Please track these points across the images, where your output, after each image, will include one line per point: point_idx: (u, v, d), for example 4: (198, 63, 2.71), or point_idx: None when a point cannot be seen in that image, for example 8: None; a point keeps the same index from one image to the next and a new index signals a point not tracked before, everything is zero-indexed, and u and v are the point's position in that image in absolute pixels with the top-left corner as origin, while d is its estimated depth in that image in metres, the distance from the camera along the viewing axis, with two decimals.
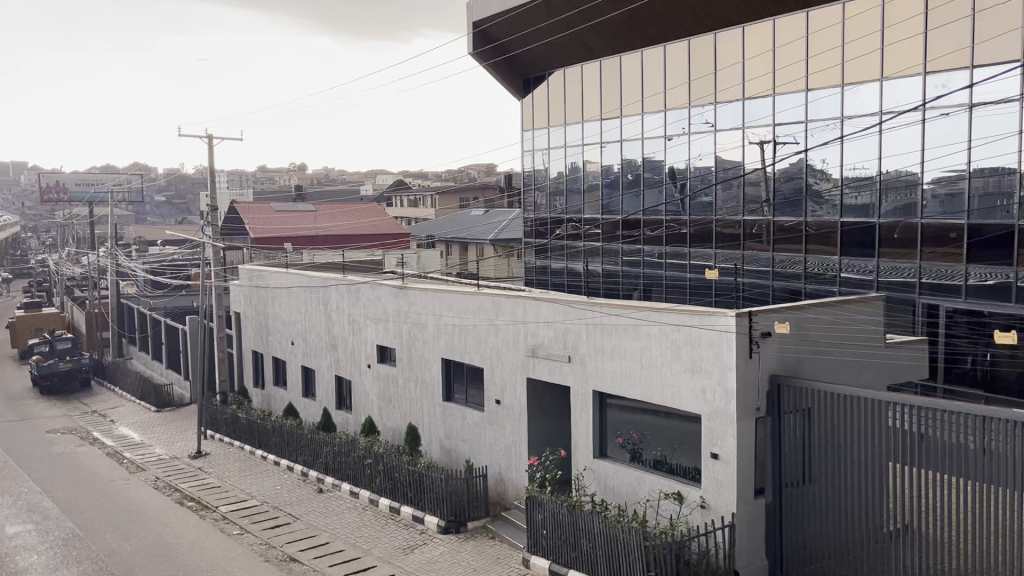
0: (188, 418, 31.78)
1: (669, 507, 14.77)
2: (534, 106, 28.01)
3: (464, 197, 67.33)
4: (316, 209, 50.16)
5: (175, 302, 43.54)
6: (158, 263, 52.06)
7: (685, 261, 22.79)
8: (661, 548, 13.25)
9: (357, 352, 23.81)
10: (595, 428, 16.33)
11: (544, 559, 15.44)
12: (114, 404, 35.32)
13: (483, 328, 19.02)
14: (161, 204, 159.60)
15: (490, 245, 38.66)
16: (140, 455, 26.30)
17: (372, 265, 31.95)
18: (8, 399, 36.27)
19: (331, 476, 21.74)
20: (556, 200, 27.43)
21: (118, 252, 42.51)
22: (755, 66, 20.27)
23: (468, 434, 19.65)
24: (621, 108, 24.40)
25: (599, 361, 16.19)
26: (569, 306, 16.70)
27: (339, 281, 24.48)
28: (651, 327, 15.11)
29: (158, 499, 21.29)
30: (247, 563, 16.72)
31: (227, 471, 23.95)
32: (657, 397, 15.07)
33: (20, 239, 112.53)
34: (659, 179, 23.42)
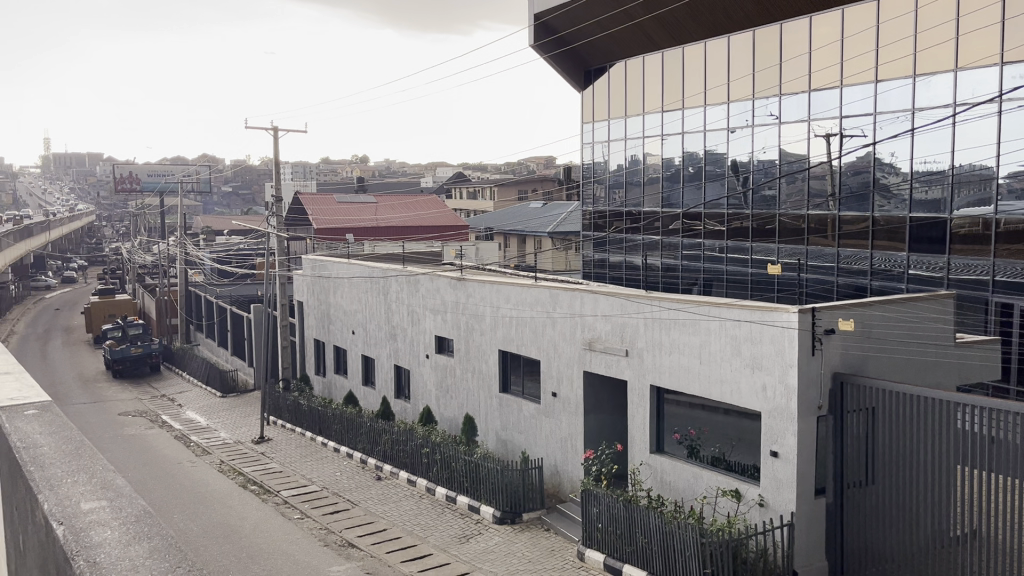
0: (251, 403, 32.59)
1: (727, 504, 14.60)
2: (595, 98, 27.84)
3: (522, 189, 67.57)
4: (377, 200, 50.76)
5: (241, 290, 44.68)
6: (224, 252, 53.43)
7: (747, 255, 22.42)
8: (718, 546, 13.11)
9: (415, 342, 24.09)
10: (651, 422, 16.22)
11: (599, 553, 15.43)
12: (181, 389, 36.42)
13: (540, 321, 19.04)
14: (228, 195, 163.84)
15: (548, 237, 38.68)
16: (206, 438, 27.08)
17: (432, 256, 32.26)
18: (83, 382, 37.72)
19: (389, 464, 22.09)
20: (616, 193, 27.25)
21: (187, 242, 43.78)
22: (822, 57, 19.80)
23: (525, 426, 19.72)
24: (683, 100, 24.10)
25: (657, 356, 16.07)
26: (627, 300, 16.62)
27: (399, 272, 24.77)
28: (710, 322, 14.95)
29: (223, 482, 21.91)
30: (307, 547, 17.09)
31: (289, 456, 24.50)
32: (715, 393, 14.91)
33: (95, 228, 117.11)
34: (721, 172, 23.10)
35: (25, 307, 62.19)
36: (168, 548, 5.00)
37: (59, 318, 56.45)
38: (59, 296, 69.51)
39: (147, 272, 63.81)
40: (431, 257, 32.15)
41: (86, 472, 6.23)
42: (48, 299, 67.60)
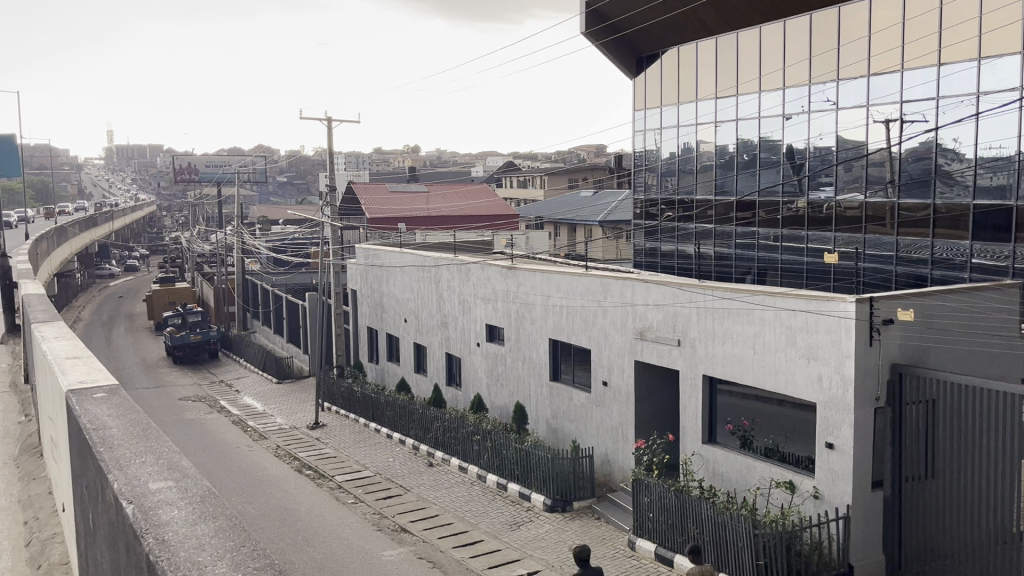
0: (306, 390, 33.17)
1: (780, 496, 14.44)
2: (646, 85, 27.58)
3: (573, 178, 67.21)
4: (429, 190, 51.06)
5: (296, 279, 45.47)
6: (280, 241, 54.39)
7: (803, 244, 22.01)
8: (771, 538, 12.95)
9: (466, 331, 24.26)
10: (703, 412, 16.09)
11: (650, 542, 15.41)
12: (239, 375, 37.22)
13: (591, 310, 19.01)
14: (283, 185, 166.47)
15: (599, 226, 38.45)
16: (263, 423, 27.68)
17: (483, 245, 32.40)
18: (145, 367, 38.86)
19: (441, 451, 22.33)
20: (668, 180, 26.86)
21: (243, 232, 44.63)
22: (881, 40, 19.32)
23: (575, 415, 19.73)
24: (737, 86, 23.75)
25: (709, 345, 15.93)
26: (679, 289, 16.49)
27: (450, 261, 24.93)
28: (765, 312, 14.76)
29: (280, 466, 22.40)
30: (361, 531, 17.38)
31: (343, 442, 24.91)
32: (770, 383, 14.74)
33: (156, 218, 120.19)
34: (775, 160, 22.65)
35: (90, 295, 64.20)
36: (232, 527, 5.13)
37: (123, 306, 58.11)
38: (123, 284, 71.67)
39: (206, 260, 65.30)
40: (483, 246, 32.27)
41: (153, 454, 6.43)
42: (111, 287, 69.66)
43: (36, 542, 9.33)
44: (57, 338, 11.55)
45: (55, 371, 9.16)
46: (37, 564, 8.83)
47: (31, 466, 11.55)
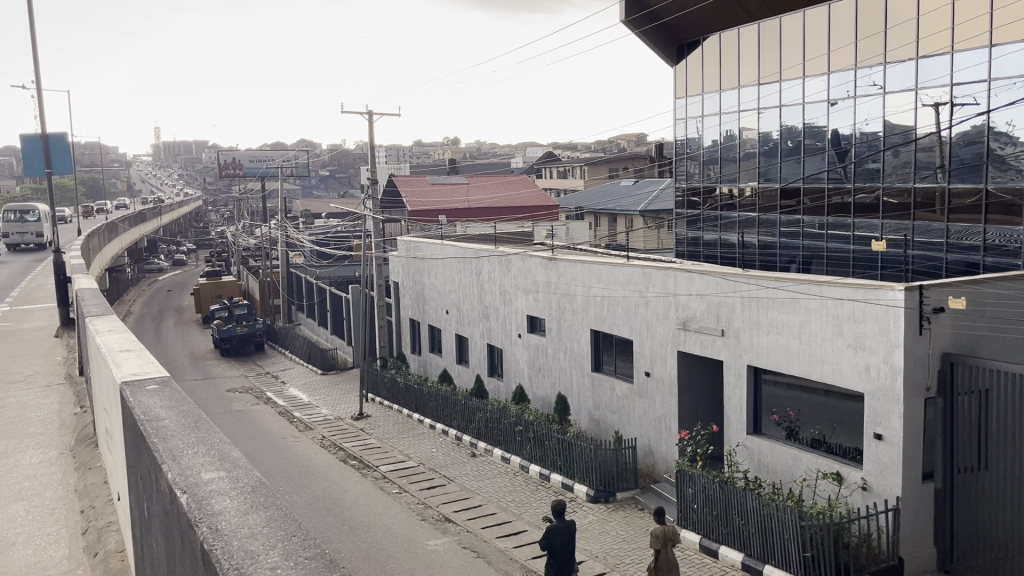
0: (350, 381, 33.55)
1: (828, 487, 14.24)
2: (688, 72, 27.27)
3: (613, 167, 66.80)
4: (469, 181, 51.19)
5: (340, 272, 45.94)
6: (323, 234, 54.98)
7: (849, 232, 21.60)
8: (818, 530, 12.74)
9: (508, 322, 24.30)
10: (749, 403, 15.92)
11: (694, 534, 15.35)
12: (285, 367, 37.77)
13: (633, 300, 18.91)
14: (325, 179, 168.36)
15: (640, 216, 38.18)
16: (308, 414, 28.08)
17: (523, 237, 32.40)
18: (194, 360, 39.63)
19: (484, 441, 22.45)
20: (710, 169, 26.47)
21: (287, 225, 45.18)
22: (930, 22, 18.84)
23: (618, 406, 19.66)
24: (780, 72, 23.36)
25: (754, 335, 15.75)
26: (722, 278, 16.31)
27: (491, 252, 24.96)
28: (811, 301, 14.54)
29: (325, 457, 22.70)
30: (406, 521, 17.55)
31: (387, 433, 25.15)
32: (816, 373, 14.54)
33: (203, 213, 122.38)
34: (821, 146, 22.23)
35: (140, 289, 65.65)
36: (283, 517, 5.20)
37: (172, 299, 59.32)
38: (171, 278, 73.17)
39: (251, 254, 66.30)
40: (523, 237, 32.27)
41: (205, 445, 6.54)
42: (160, 281, 71.16)
43: (92, 531, 9.56)
44: (111, 331, 11.82)
45: (110, 364, 9.40)
46: (93, 551, 9.06)
47: (87, 456, 11.86)
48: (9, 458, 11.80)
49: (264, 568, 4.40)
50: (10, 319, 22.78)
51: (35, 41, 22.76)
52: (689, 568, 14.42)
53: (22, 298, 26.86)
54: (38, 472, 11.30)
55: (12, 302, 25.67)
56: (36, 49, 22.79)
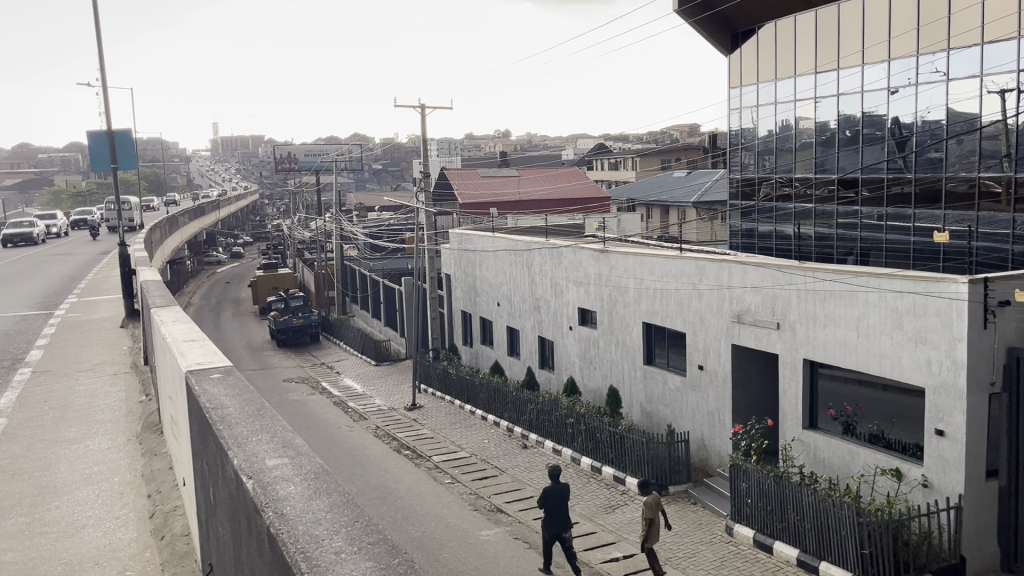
0: (403, 372, 33.95)
1: (886, 484, 13.99)
2: (742, 61, 26.87)
3: (665, 158, 66.32)
4: (520, 174, 51.38)
5: (393, 264, 46.49)
6: (377, 227, 55.66)
7: (909, 224, 21.09)
8: (876, 526, 12.48)
9: (559, 315, 24.34)
10: (804, 397, 15.69)
11: (748, 529, 15.23)
12: (339, 358, 38.37)
13: (686, 293, 18.77)
14: (377, 172, 170.21)
15: (693, 207, 37.82)
16: (363, 404, 28.51)
17: (575, 229, 32.38)
18: (252, 351, 40.51)
19: (535, 433, 22.53)
20: (765, 159, 26.02)
21: (342, 218, 45.81)
22: (996, 7, 18.26)
23: (670, 399, 19.56)
24: (839, 60, 22.83)
25: (811, 329, 15.49)
26: (778, 270, 16.08)
27: (543, 245, 24.95)
28: (870, 294, 14.26)
29: (379, 446, 23.04)
30: (458, 510, 17.72)
31: (440, 423, 25.40)
32: (874, 368, 14.27)
33: (261, 206, 124.97)
34: (880, 135, 21.70)
35: (201, 281, 67.28)
36: (346, 503, 5.32)
37: (231, 291, 60.65)
38: (230, 270, 74.97)
39: (307, 247, 67.41)
40: (575, 229, 32.28)
41: (269, 433, 6.71)
42: (219, 274, 72.84)
43: (159, 515, 9.86)
44: (176, 322, 12.15)
45: (174, 353, 9.69)
46: (161, 534, 9.37)
47: (153, 442, 12.23)
48: (80, 444, 12.25)
49: (329, 552, 4.53)
50: (79, 310, 23.61)
51: (100, 40, 23.41)
52: (742, 563, 14.32)
53: (89, 290, 27.75)
54: (106, 458, 11.71)
55: (80, 294, 26.55)
56: (101, 48, 23.44)
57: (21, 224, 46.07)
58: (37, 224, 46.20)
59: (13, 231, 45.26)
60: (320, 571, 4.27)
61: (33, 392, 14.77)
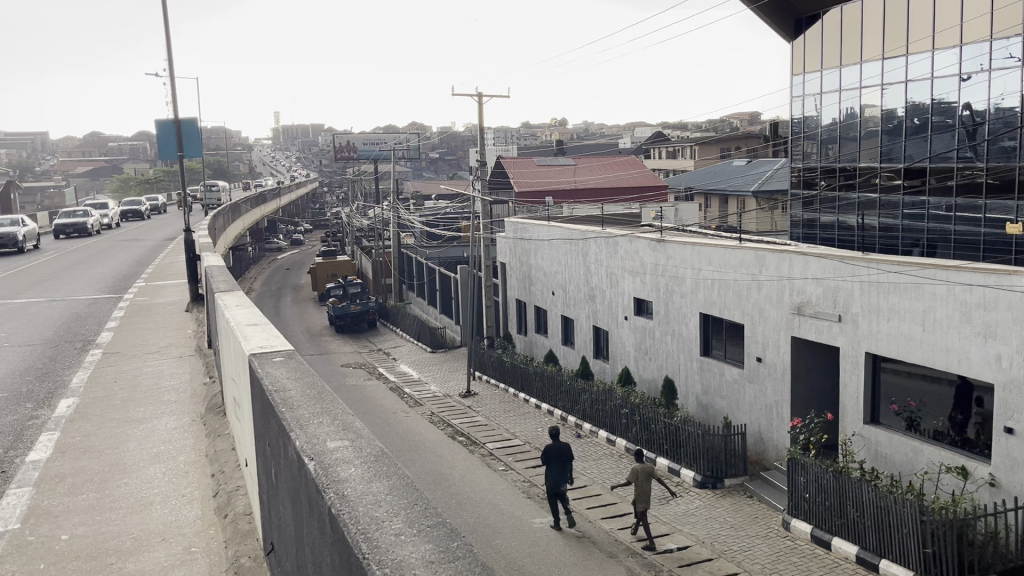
0: (458, 360, 34.20)
1: (951, 482, 13.64)
2: (805, 48, 26.29)
3: (725, 147, 65.36)
4: (576, 162, 51.25)
5: (449, 252, 46.78)
6: (434, 215, 56.09)
7: (981, 214, 20.40)
8: (939, 525, 12.16)
9: (614, 304, 24.20)
10: (866, 391, 15.35)
11: (806, 524, 15.00)
12: (396, 344, 38.83)
13: (745, 284, 18.48)
14: (434, 161, 171.21)
15: (752, 196, 37.23)
16: (418, 390, 28.86)
17: (632, 218, 32.17)
18: (310, 336, 41.27)
19: (589, 423, 22.51)
20: (828, 148, 25.43)
21: (399, 206, 46.22)
22: None
23: (727, 391, 19.32)
24: (907, 45, 22.15)
25: (873, 322, 15.12)
26: (841, 262, 15.72)
27: (598, 234, 24.82)
28: (937, 288, 13.87)
29: (434, 432, 23.30)
30: (511, 497, 17.84)
31: (494, 411, 25.53)
32: (940, 363, 13.89)
33: (320, 194, 126.85)
34: (950, 123, 20.99)
35: (261, 268, 68.68)
36: (406, 486, 5.39)
37: (291, 278, 61.76)
38: (290, 258, 76.35)
39: (365, 235, 68.23)
40: (631, 219, 32.07)
41: (330, 415, 6.84)
42: (279, 261, 74.21)
43: (223, 493, 10.08)
44: (239, 306, 12.43)
45: (238, 336, 9.91)
46: (224, 513, 9.58)
47: (217, 423, 12.54)
48: (147, 424, 12.63)
49: (390, 533, 4.60)
50: (148, 294, 24.26)
51: (168, 31, 23.97)
52: (801, 559, 14.11)
53: (156, 275, 28.53)
54: (172, 437, 12.06)
55: (148, 279, 27.28)
56: (169, 38, 24.00)
57: (76, 213, 45.62)
58: (90, 214, 45.64)
59: (67, 220, 44.78)
60: (381, 551, 4.35)
61: (104, 373, 15.29)
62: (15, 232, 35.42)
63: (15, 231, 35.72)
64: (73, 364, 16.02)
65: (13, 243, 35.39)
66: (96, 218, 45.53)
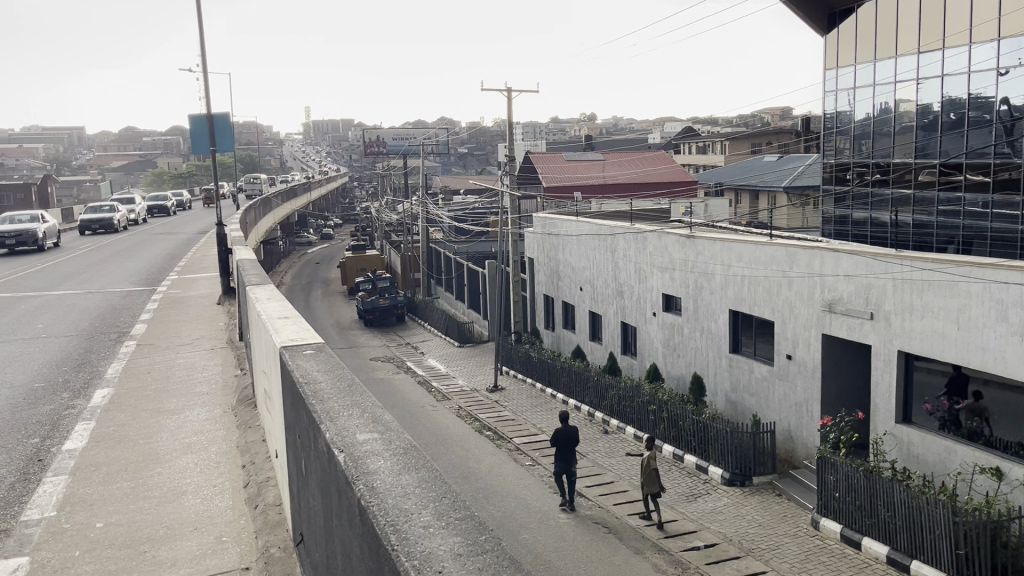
0: (486, 354, 34.28)
1: (985, 483, 13.44)
2: (839, 41, 25.99)
3: (756, 142, 64.69)
4: (605, 157, 51.13)
5: (478, 247, 46.84)
6: (463, 210, 56.21)
7: (1018, 211, 19.81)
8: (972, 526, 11.98)
9: (642, 301, 24.11)
10: (898, 390, 15.15)
11: (836, 524, 14.85)
12: (424, 338, 39.00)
13: (775, 280, 18.31)
14: (463, 157, 171.34)
15: (783, 192, 36.88)
16: (446, 385, 28.99)
17: (661, 214, 32.00)
18: (340, 330, 41.58)
19: (616, 419, 22.46)
20: (862, 143, 25.13)
21: (428, 201, 46.38)
22: None
23: (756, 389, 19.18)
24: (943, 39, 21.79)
25: (906, 320, 14.91)
26: (874, 259, 15.51)
27: (627, 229, 24.71)
28: (972, 286, 13.64)
29: (461, 426, 23.40)
30: (538, 492, 17.88)
31: (521, 406, 25.56)
32: (975, 363, 13.68)
33: (350, 189, 127.46)
34: (988, 119, 20.58)
35: (292, 262, 69.21)
36: (434, 480, 5.43)
37: (321, 272, 62.18)
38: (320, 252, 76.83)
39: (394, 230, 68.55)
40: (660, 214, 31.93)
41: (359, 408, 6.89)
42: (309, 255, 74.73)
43: (253, 484, 10.17)
44: (270, 299, 12.56)
45: (268, 330, 10.01)
46: (254, 503, 9.69)
47: (247, 414, 12.68)
48: (179, 415, 12.81)
49: (418, 526, 4.64)
50: (179, 287, 24.53)
51: (202, 27, 24.21)
52: (830, 558, 13.98)
53: (188, 268, 28.85)
54: (204, 428, 12.22)
55: (181, 273, 27.60)
56: (202, 35, 24.27)
57: (101, 208, 45.54)
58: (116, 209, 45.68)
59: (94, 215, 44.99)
60: (409, 544, 4.39)
61: (137, 365, 15.53)
62: (36, 230, 34.26)
63: (36, 229, 34.34)
64: (108, 355, 16.28)
65: (34, 242, 34.15)
66: (122, 214, 45.52)
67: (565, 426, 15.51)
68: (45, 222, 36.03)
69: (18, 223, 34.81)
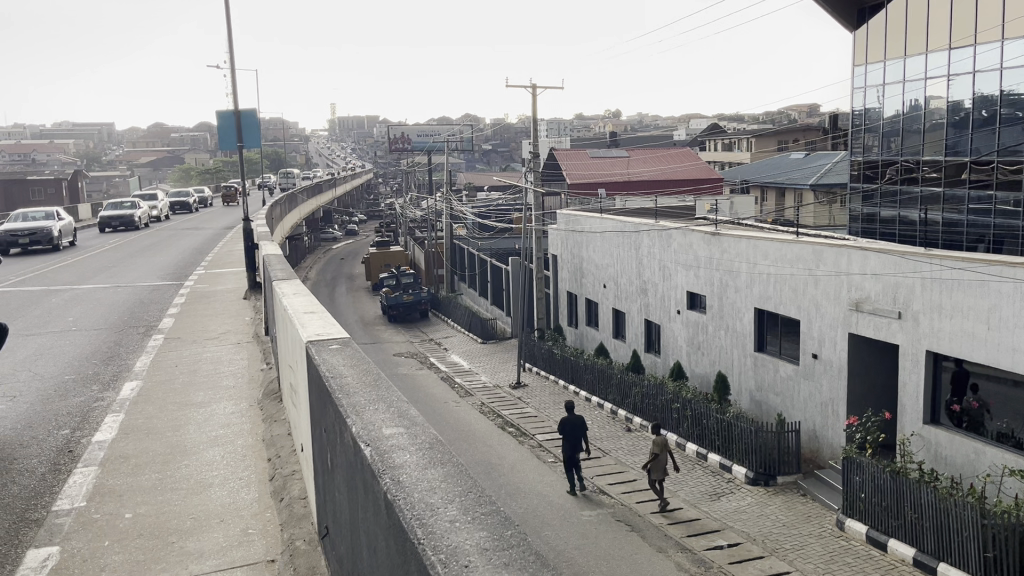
0: (509, 351, 34.32)
1: (1015, 485, 13.25)
2: (869, 37, 25.73)
3: (782, 140, 64.12)
4: (630, 154, 51.13)
5: (501, 243, 46.88)
6: (487, 207, 56.29)
7: None
8: (1001, 528, 11.82)
9: (666, 298, 24.02)
10: (926, 390, 14.98)
11: (861, 524, 14.72)
12: (447, 334, 39.10)
13: (801, 278, 18.16)
14: (487, 153, 171.34)
15: (809, 190, 36.59)
16: (468, 381, 29.07)
17: (686, 211, 31.88)
18: (364, 326, 41.81)
19: (639, 417, 22.41)
20: (891, 140, 24.87)
21: (451, 198, 46.48)
22: None
23: (781, 388, 19.04)
24: (975, 35, 21.46)
25: (935, 320, 14.73)
26: (901, 258, 15.33)
27: (651, 226, 24.61)
28: (1002, 285, 13.45)
29: (483, 422, 23.44)
30: (559, 488, 17.90)
31: (544, 403, 25.56)
32: (1005, 363, 13.50)
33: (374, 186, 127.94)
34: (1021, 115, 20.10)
35: (316, 257, 69.62)
36: (459, 474, 5.44)
37: (345, 268, 62.53)
38: (344, 248, 77.19)
39: (418, 226, 68.76)
40: (685, 211, 31.82)
41: (385, 402, 6.93)
42: (334, 250, 75.16)
43: (279, 477, 10.25)
44: (296, 294, 12.66)
45: (295, 324, 10.10)
46: (280, 496, 9.77)
47: (273, 408, 12.80)
48: (206, 408, 12.95)
49: (444, 520, 4.65)
50: (206, 282, 24.77)
51: (229, 24, 24.40)
52: (855, 559, 13.87)
53: (213, 263, 29.10)
54: (231, 421, 12.35)
55: (207, 267, 27.84)
56: (230, 31, 24.46)
57: (123, 204, 46.36)
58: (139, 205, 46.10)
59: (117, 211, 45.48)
60: (435, 537, 4.41)
61: (165, 358, 15.72)
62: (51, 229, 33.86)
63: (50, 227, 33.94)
64: (136, 349, 16.48)
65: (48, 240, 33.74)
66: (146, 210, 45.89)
67: (570, 417, 15.74)
68: (60, 219, 35.84)
69: (33, 220, 34.41)
